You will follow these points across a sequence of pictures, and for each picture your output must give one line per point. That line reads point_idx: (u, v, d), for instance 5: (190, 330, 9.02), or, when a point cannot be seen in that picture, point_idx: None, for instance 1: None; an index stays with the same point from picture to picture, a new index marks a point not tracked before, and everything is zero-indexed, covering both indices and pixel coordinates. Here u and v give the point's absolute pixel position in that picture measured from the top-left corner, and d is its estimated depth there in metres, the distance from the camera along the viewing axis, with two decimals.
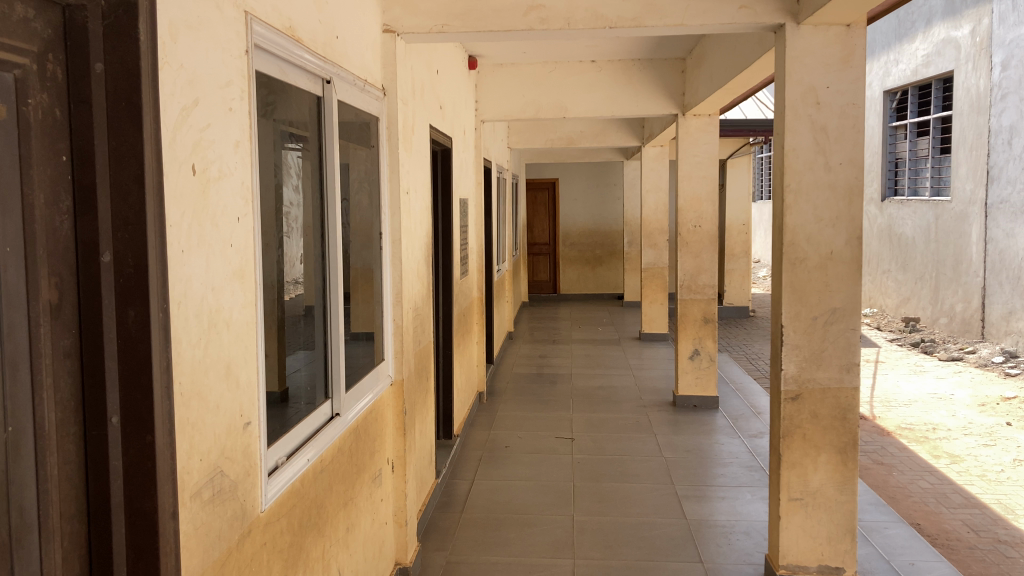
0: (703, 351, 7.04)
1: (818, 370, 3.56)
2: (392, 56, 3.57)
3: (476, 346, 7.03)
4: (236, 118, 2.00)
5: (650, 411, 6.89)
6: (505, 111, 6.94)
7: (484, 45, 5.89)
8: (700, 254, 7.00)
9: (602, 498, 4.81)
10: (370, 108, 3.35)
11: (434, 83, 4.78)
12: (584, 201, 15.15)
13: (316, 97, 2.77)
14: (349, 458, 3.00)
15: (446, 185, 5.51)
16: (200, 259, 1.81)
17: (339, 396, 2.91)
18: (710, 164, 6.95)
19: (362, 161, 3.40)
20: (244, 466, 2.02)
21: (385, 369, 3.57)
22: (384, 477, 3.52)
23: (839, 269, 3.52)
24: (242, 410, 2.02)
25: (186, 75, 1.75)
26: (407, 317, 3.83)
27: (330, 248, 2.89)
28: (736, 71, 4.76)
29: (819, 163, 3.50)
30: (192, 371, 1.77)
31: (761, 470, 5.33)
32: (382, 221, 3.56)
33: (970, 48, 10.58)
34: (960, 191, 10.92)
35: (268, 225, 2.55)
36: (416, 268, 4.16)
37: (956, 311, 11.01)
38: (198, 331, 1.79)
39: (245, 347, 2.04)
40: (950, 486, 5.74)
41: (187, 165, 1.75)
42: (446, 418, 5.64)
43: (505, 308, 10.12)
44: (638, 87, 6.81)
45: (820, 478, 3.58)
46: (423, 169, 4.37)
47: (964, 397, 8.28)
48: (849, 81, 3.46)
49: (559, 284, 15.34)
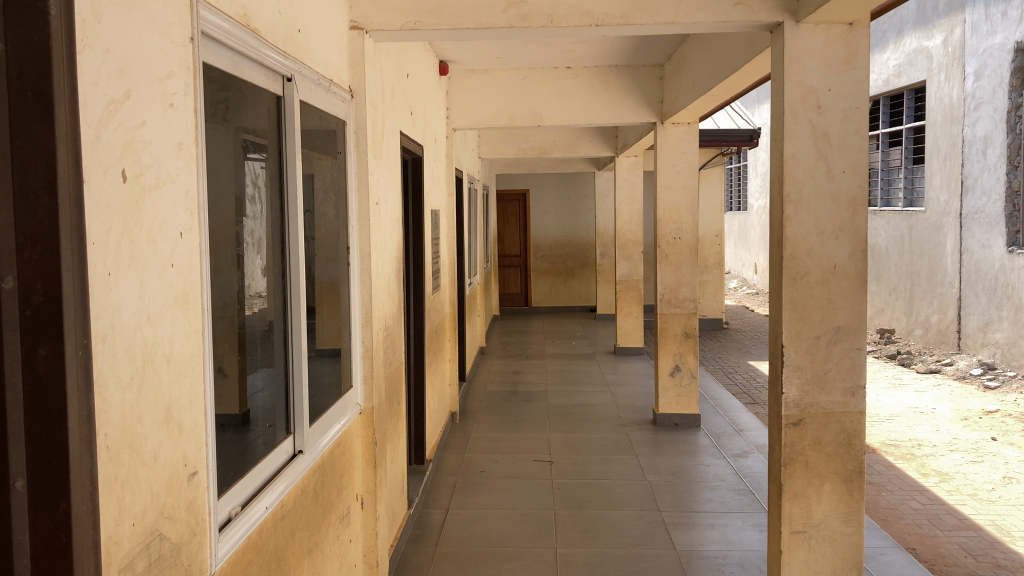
0: (683, 367, 6.79)
1: (821, 393, 3.33)
2: (359, 55, 3.29)
3: (448, 364, 6.74)
4: (177, 116, 1.70)
5: (630, 430, 6.63)
6: (477, 119, 6.67)
7: (456, 47, 5.61)
8: (680, 267, 6.76)
9: (587, 528, 4.53)
10: (336, 112, 3.06)
11: (405, 88, 4.51)
12: (555, 212, 14.93)
13: (275, 96, 2.47)
14: (314, 499, 2.69)
15: (417, 195, 5.22)
16: (132, 281, 1.50)
17: (302, 432, 2.59)
18: (689, 173, 6.71)
19: (326, 170, 3.10)
20: (189, 525, 1.71)
21: (354, 397, 3.26)
22: (353, 515, 3.21)
23: (842, 285, 3.29)
24: (186, 458, 1.71)
25: (114, 61, 1.45)
26: (377, 339, 3.53)
27: (294, 265, 2.56)
28: (721, 75, 4.54)
29: (821, 171, 3.26)
30: (123, 419, 1.46)
31: (751, 494, 5.08)
32: (350, 233, 3.26)
33: (942, 58, 10.52)
34: (934, 201, 10.84)
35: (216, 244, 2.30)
36: (385, 285, 3.86)
37: (931, 322, 10.92)
38: (130, 367, 1.49)
39: (188, 384, 1.73)
40: (942, 506, 5.53)
41: (116, 170, 1.45)
42: (418, 442, 5.33)
43: (477, 323, 9.82)
44: (616, 94, 6.57)
45: (824, 509, 3.33)
46: (393, 178, 4.09)
47: (945, 410, 8.13)
48: (852, 83, 3.23)
49: (530, 297, 15.07)
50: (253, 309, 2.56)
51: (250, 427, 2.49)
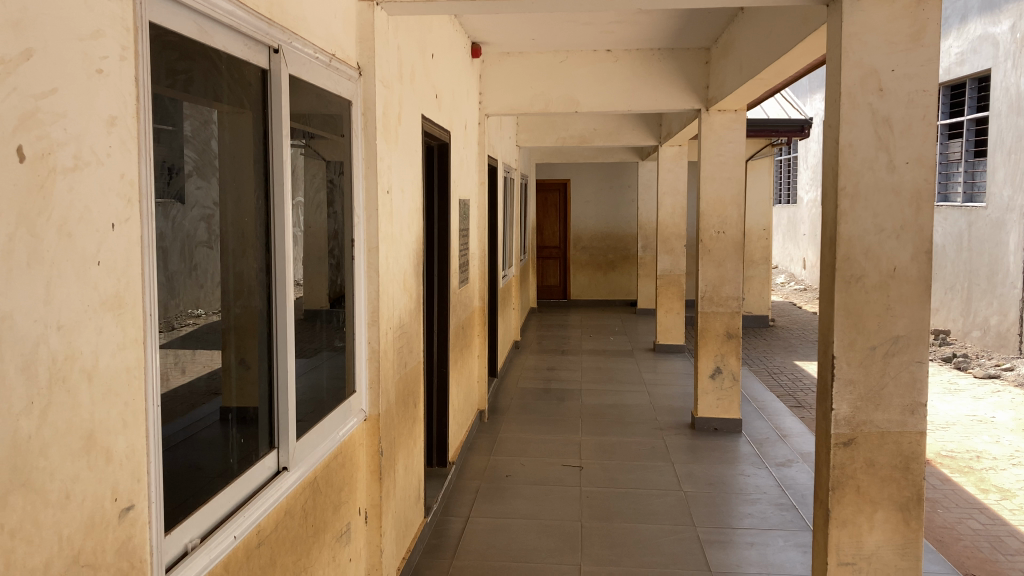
0: (725, 369, 6.43)
1: (876, 411, 2.97)
2: (369, 29, 3.00)
3: (477, 360, 6.45)
4: (108, 85, 1.41)
5: (666, 434, 6.30)
6: (511, 105, 6.34)
7: (486, 25, 5.29)
8: (724, 263, 6.39)
9: (615, 542, 4.23)
10: (340, 92, 2.79)
11: (428, 70, 4.21)
12: (596, 203, 14.56)
13: (261, 70, 2.19)
14: (302, 520, 2.43)
15: (443, 185, 4.92)
16: (36, 281, 1.23)
17: (288, 446, 2.33)
18: (735, 164, 6.31)
19: (334, 155, 2.81)
20: (120, 568, 1.45)
21: (357, 403, 3.00)
22: (354, 531, 2.95)
23: (902, 290, 2.93)
24: (117, 491, 1.44)
25: (7, 13, 1.16)
26: (386, 340, 3.25)
27: (280, 260, 2.30)
28: (771, 58, 4.18)
29: (881, 162, 2.91)
30: (15, 452, 1.18)
31: (794, 509, 4.71)
32: (356, 224, 2.98)
33: (1009, 45, 9.94)
34: (997, 197, 10.28)
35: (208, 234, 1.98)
36: (400, 279, 3.58)
37: (990, 323, 10.36)
38: (28, 392, 1.21)
39: (121, 403, 1.46)
40: (1003, 527, 5.12)
41: (10, 148, 1.17)
42: (440, 445, 5.05)
43: (512, 316, 9.54)
44: (659, 79, 6.20)
45: (877, 540, 2.98)
46: (411, 164, 3.80)
47: (1006, 420, 7.64)
48: (920, 63, 2.86)
49: (569, 289, 14.76)
50: (249, 307, 2.21)
51: (241, 436, 2.15)
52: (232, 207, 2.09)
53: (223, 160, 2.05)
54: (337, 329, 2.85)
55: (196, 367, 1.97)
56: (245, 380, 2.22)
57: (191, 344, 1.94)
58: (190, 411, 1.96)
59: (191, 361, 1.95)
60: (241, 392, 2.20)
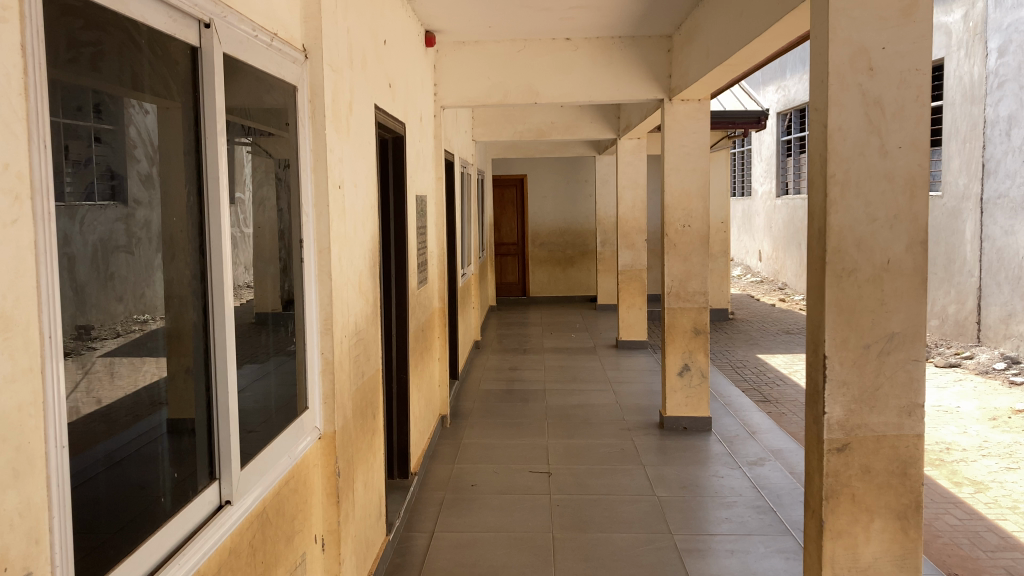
0: (694, 367, 6.24)
1: (871, 414, 2.78)
2: (315, 7, 2.70)
3: (437, 364, 6.18)
4: None
5: (634, 435, 6.10)
6: (467, 95, 6.06)
7: (440, 9, 4.99)
8: (690, 257, 6.20)
9: (590, 555, 4.00)
10: (283, 76, 2.50)
11: (380, 56, 3.92)
12: (553, 198, 14.37)
13: (189, 47, 1.91)
14: (249, 558, 2.15)
15: (398, 179, 4.65)
16: None
17: (230, 476, 2.05)
18: (700, 155, 6.12)
19: (280, 147, 2.52)
20: None
21: (309, 421, 2.72)
22: (309, 562, 2.67)
23: (896, 283, 2.75)
24: (7, 557, 1.16)
25: None
26: (341, 350, 2.97)
27: (216, 264, 2.01)
28: (743, 42, 3.98)
29: (872, 146, 2.71)
30: None
31: (772, 512, 4.54)
32: (303, 222, 2.70)
33: (963, 34, 9.90)
34: (953, 186, 10.27)
35: (129, 237, 1.69)
36: (354, 281, 3.30)
37: (948, 312, 10.35)
38: None
39: (9, 450, 1.18)
40: (981, 522, 4.99)
41: None
42: (401, 455, 4.79)
43: (471, 316, 9.30)
44: (619, 67, 5.99)
45: (874, 552, 2.79)
46: (365, 158, 3.52)
47: (971, 409, 7.58)
48: (912, 40, 2.67)
49: (528, 286, 14.55)
50: (179, 318, 1.90)
51: (174, 471, 1.86)
52: (156, 205, 1.79)
53: (148, 150, 1.76)
54: (287, 337, 2.57)
55: (141, 377, 1.75)
56: (182, 394, 1.92)
57: (121, 356, 1.68)
58: (136, 422, 1.73)
59: (135, 371, 1.72)
60: (177, 408, 1.90)
